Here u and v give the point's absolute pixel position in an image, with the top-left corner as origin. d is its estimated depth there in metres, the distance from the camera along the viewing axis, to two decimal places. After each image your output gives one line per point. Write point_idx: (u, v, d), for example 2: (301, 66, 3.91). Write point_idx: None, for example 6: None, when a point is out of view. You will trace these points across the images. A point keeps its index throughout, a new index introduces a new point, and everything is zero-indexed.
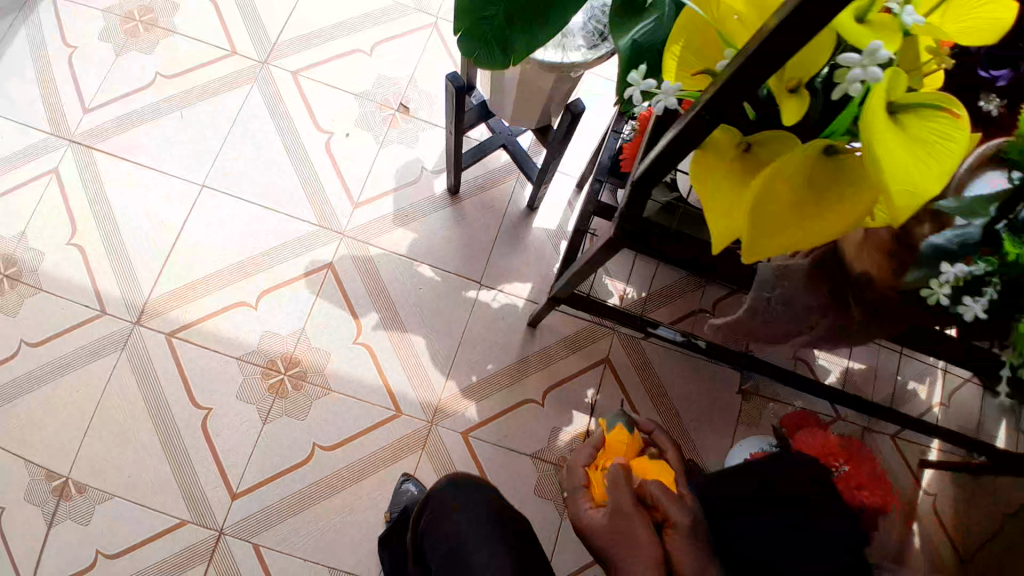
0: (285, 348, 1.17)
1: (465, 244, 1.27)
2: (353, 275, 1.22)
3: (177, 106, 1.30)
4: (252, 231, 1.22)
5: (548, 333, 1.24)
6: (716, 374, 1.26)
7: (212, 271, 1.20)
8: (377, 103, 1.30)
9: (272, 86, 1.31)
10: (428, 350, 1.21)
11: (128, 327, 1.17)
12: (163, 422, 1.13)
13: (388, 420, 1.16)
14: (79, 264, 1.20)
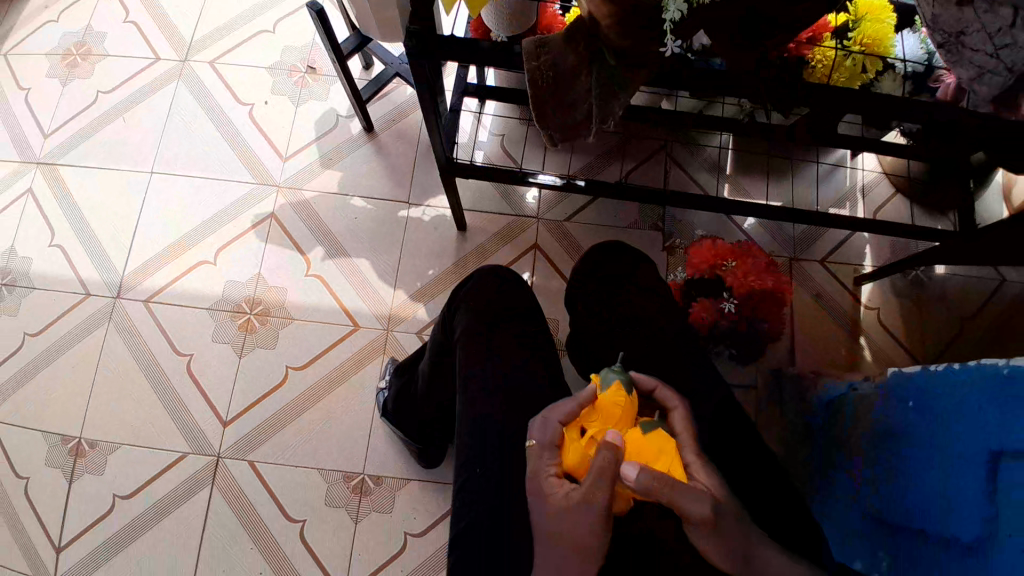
0: (246, 291, 1.31)
1: (389, 173, 1.39)
2: (295, 218, 1.36)
3: (119, 114, 1.45)
4: (202, 202, 1.38)
5: (479, 232, 1.35)
6: (640, 237, 1.35)
7: (173, 241, 1.36)
8: (287, 70, 1.46)
9: (195, 81, 1.46)
10: (373, 268, 1.32)
11: (111, 302, 1.33)
12: (154, 376, 1.28)
13: (347, 334, 1.28)
14: (61, 261, 1.37)
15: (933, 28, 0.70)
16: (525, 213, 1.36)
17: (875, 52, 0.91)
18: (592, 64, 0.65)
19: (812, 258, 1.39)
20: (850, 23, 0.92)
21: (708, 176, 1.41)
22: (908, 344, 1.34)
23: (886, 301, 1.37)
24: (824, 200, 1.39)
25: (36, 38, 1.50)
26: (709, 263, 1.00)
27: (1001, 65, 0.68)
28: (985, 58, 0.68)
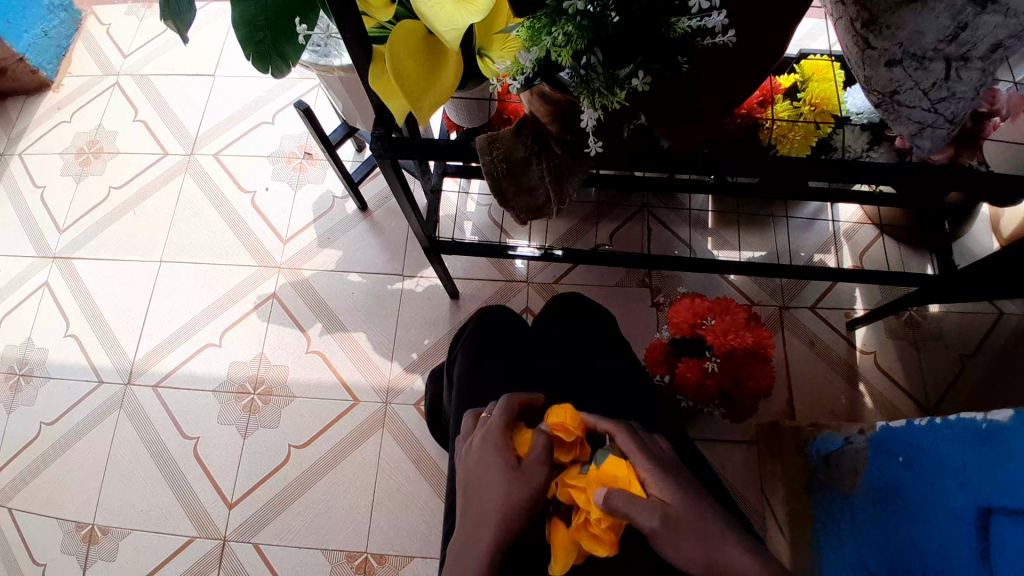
0: (250, 372, 1.36)
1: (383, 247, 1.44)
2: (296, 295, 1.41)
3: (130, 207, 1.54)
4: (207, 286, 1.44)
5: (471, 299, 1.39)
6: (629, 293, 1.38)
7: (180, 326, 1.42)
8: (285, 156, 1.54)
9: (200, 172, 1.55)
10: (370, 342, 1.36)
11: (122, 388, 1.38)
12: (163, 458, 1.32)
13: (348, 408, 1.31)
14: (76, 351, 1.43)
15: (869, 87, 0.71)
16: (514, 278, 1.40)
17: (825, 109, 0.93)
18: (541, 153, 0.70)
19: (802, 305, 1.40)
20: (800, 84, 0.97)
21: (690, 230, 1.45)
22: (909, 387, 1.34)
23: (881, 344, 1.37)
24: (806, 246, 1.42)
25: (52, 142, 1.62)
26: (695, 322, 1.02)
27: (941, 118, 0.69)
28: (924, 113, 0.69)
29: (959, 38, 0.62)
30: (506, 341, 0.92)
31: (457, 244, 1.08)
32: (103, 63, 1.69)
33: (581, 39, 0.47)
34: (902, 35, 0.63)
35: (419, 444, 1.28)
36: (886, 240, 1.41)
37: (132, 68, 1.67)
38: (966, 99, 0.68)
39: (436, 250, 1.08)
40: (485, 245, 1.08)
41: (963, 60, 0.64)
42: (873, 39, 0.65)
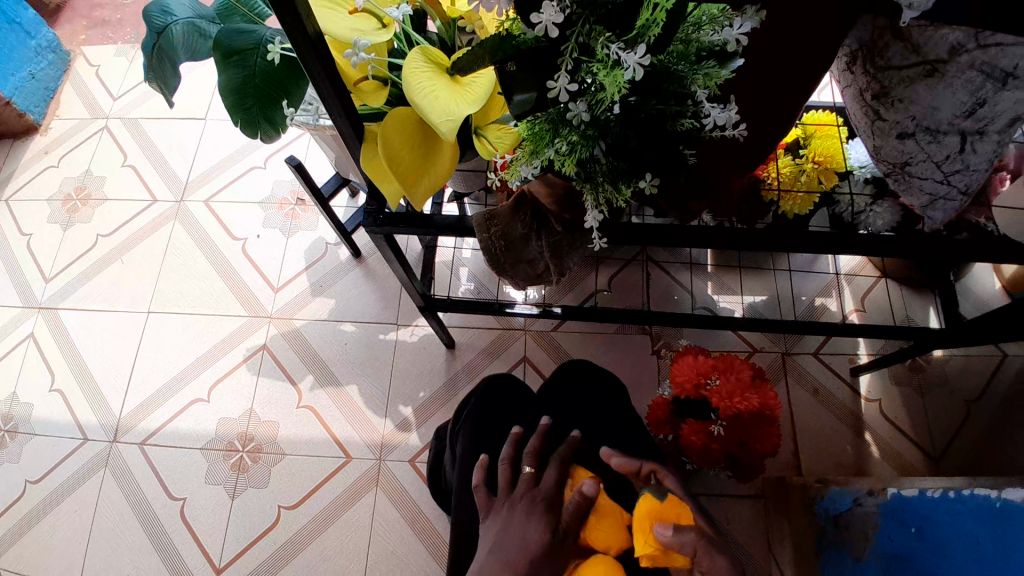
0: (240, 427, 1.32)
1: (377, 294, 1.41)
2: (286, 347, 1.38)
3: (118, 255, 1.50)
4: (196, 338, 1.40)
5: (467, 349, 1.35)
6: (628, 341, 1.35)
7: (168, 380, 1.38)
8: (278, 203, 1.51)
9: (190, 218, 1.52)
10: (363, 395, 1.32)
11: (108, 445, 1.34)
12: (149, 519, 1.27)
13: (340, 466, 1.27)
14: (60, 406, 1.38)
15: (877, 157, 0.69)
16: (511, 326, 1.37)
17: (828, 167, 0.92)
18: (541, 230, 0.67)
19: (805, 351, 1.38)
20: (802, 140, 0.96)
21: (689, 274, 1.42)
22: (915, 435, 1.31)
23: (886, 392, 1.34)
24: (808, 290, 1.40)
25: (38, 188, 1.59)
26: (698, 383, 0.99)
27: (955, 191, 0.67)
28: (936, 185, 0.67)
29: (976, 113, 0.61)
30: (513, 411, 0.89)
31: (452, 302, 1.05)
32: (91, 106, 1.66)
33: (586, 148, 0.45)
34: (915, 108, 0.62)
35: (414, 503, 1.24)
36: (888, 282, 1.39)
37: (121, 112, 1.65)
38: (979, 171, 0.65)
39: (431, 308, 1.05)
40: (482, 303, 1.05)
41: (978, 135, 0.62)
42: (883, 112, 0.64)
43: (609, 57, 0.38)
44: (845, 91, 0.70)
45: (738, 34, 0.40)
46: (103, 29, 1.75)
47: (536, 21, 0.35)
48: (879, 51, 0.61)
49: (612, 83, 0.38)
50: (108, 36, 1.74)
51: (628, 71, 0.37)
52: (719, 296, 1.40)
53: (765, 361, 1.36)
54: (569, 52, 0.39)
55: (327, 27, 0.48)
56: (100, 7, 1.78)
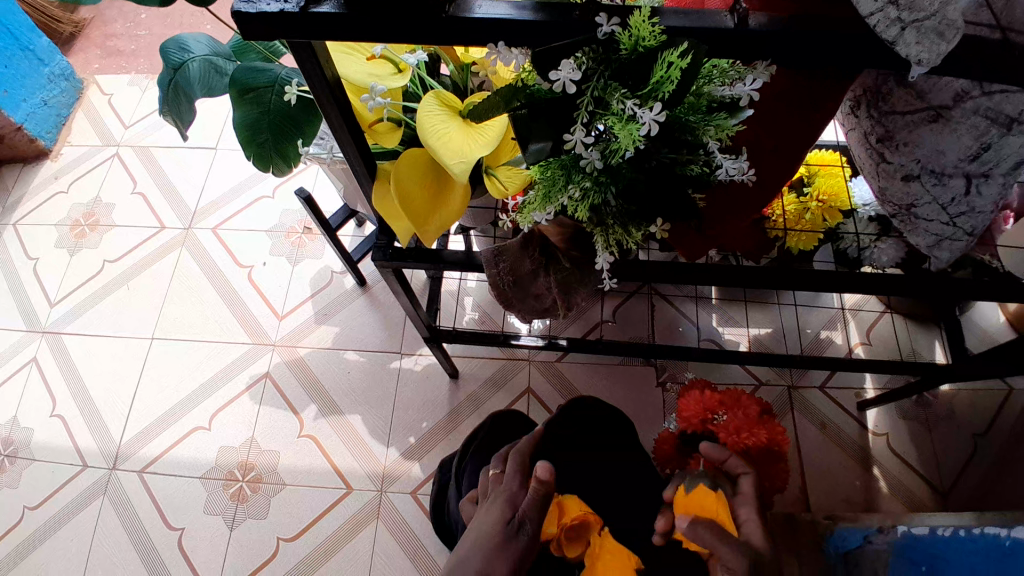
0: (241, 457, 1.31)
1: (381, 323, 1.41)
2: (289, 376, 1.37)
3: (124, 281, 1.51)
4: (200, 365, 1.40)
5: (471, 379, 1.35)
6: (633, 372, 1.35)
7: (170, 407, 1.37)
8: (285, 231, 1.52)
9: (197, 246, 1.53)
10: (365, 425, 1.32)
11: (107, 473, 1.32)
12: (146, 549, 1.25)
13: (340, 497, 1.26)
14: (61, 432, 1.37)
15: (884, 199, 0.71)
16: (516, 356, 1.37)
17: (833, 205, 0.94)
18: (549, 265, 0.68)
19: (811, 385, 1.37)
20: (806, 178, 0.97)
21: (694, 306, 1.42)
22: (923, 471, 1.29)
23: (893, 427, 1.33)
24: (812, 322, 1.40)
25: (48, 213, 1.61)
26: (703, 416, 0.98)
27: (960, 231, 0.68)
28: (942, 227, 0.68)
29: (981, 158, 0.62)
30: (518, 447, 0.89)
31: (459, 334, 1.05)
32: (103, 134, 1.69)
33: (598, 194, 0.46)
34: (920, 153, 0.63)
35: (415, 536, 1.22)
36: (892, 316, 1.39)
37: (132, 140, 1.67)
38: (985, 213, 0.66)
39: (436, 339, 1.05)
40: (488, 335, 1.05)
41: (984, 178, 0.63)
42: (888, 155, 0.66)
43: (624, 111, 0.39)
44: (850, 135, 0.71)
45: (749, 90, 0.41)
46: (117, 60, 1.79)
47: (554, 77, 0.36)
48: (884, 95, 0.63)
49: (627, 137, 0.39)
50: (122, 67, 1.78)
51: (644, 128, 0.38)
52: (723, 328, 1.40)
53: (769, 394, 1.36)
54: (585, 105, 0.40)
55: (345, 72, 0.50)
56: (116, 39, 1.82)
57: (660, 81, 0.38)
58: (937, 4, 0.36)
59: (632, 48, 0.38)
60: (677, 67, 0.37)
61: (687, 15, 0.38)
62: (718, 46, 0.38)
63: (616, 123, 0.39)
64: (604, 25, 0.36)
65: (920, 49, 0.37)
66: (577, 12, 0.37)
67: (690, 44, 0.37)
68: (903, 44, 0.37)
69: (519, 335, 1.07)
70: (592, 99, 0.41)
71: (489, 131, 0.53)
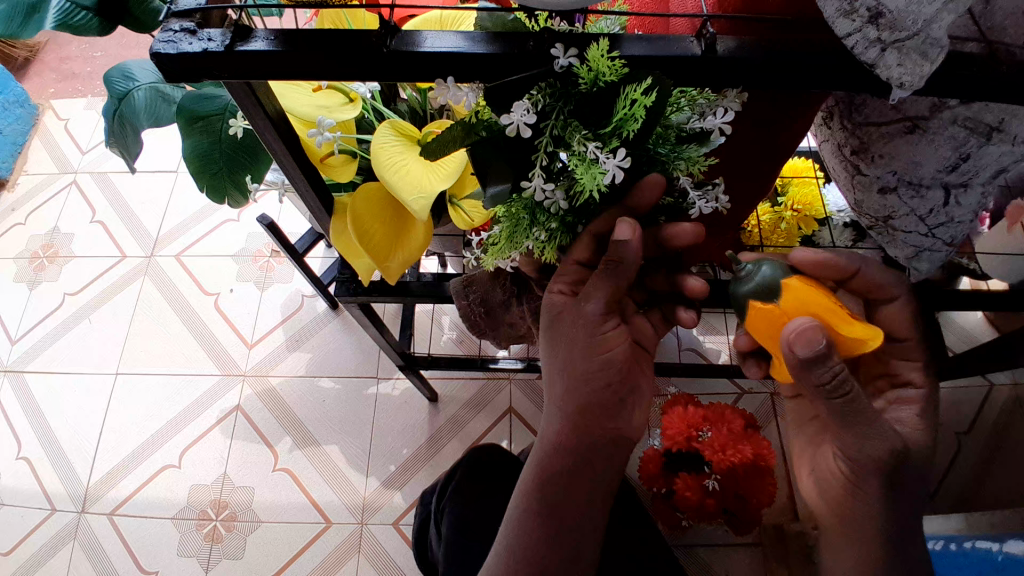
0: (214, 495, 1.25)
1: (355, 347, 1.37)
2: (261, 409, 1.32)
3: (86, 314, 1.44)
4: (168, 399, 1.34)
5: (450, 401, 1.30)
6: None
7: (138, 445, 1.31)
8: (252, 256, 1.47)
9: (161, 274, 1.47)
10: (343, 455, 1.27)
11: (75, 516, 1.25)
12: None
13: (320, 532, 1.21)
14: (27, 475, 1.30)
15: (862, 211, 0.70)
16: (495, 376, 1.33)
17: (808, 215, 0.92)
18: (522, 294, 0.65)
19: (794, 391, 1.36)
20: (780, 187, 0.95)
21: None
22: None
23: None
24: None
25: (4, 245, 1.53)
26: (689, 433, 0.96)
27: (938, 242, 0.68)
28: (920, 238, 0.68)
29: (960, 168, 0.60)
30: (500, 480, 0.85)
31: (435, 361, 1.02)
32: (60, 160, 1.62)
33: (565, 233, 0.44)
34: (897, 164, 0.62)
35: (399, 568, 1.18)
36: None
37: (90, 167, 1.60)
38: (964, 222, 0.66)
39: (412, 365, 1.01)
40: (465, 361, 1.02)
41: (963, 187, 0.62)
42: (863, 167, 0.65)
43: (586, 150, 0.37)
44: (825, 146, 0.70)
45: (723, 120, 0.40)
46: (73, 84, 1.72)
47: (506, 121, 0.34)
48: (858, 105, 0.62)
49: (589, 180, 0.36)
50: (78, 90, 1.71)
51: (608, 174, 0.36)
52: (705, 337, 1.38)
53: (753, 403, 1.34)
54: (545, 143, 0.38)
55: (291, 106, 0.47)
56: (71, 62, 1.76)
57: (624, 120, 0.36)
58: (921, 23, 0.35)
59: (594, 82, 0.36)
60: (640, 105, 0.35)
61: (652, 40, 0.36)
62: (685, 74, 0.36)
63: (575, 162, 0.37)
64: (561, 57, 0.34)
65: (902, 71, 0.35)
66: (533, 42, 0.35)
67: (652, 78, 0.35)
68: (884, 66, 0.36)
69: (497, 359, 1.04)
70: (551, 138, 0.39)
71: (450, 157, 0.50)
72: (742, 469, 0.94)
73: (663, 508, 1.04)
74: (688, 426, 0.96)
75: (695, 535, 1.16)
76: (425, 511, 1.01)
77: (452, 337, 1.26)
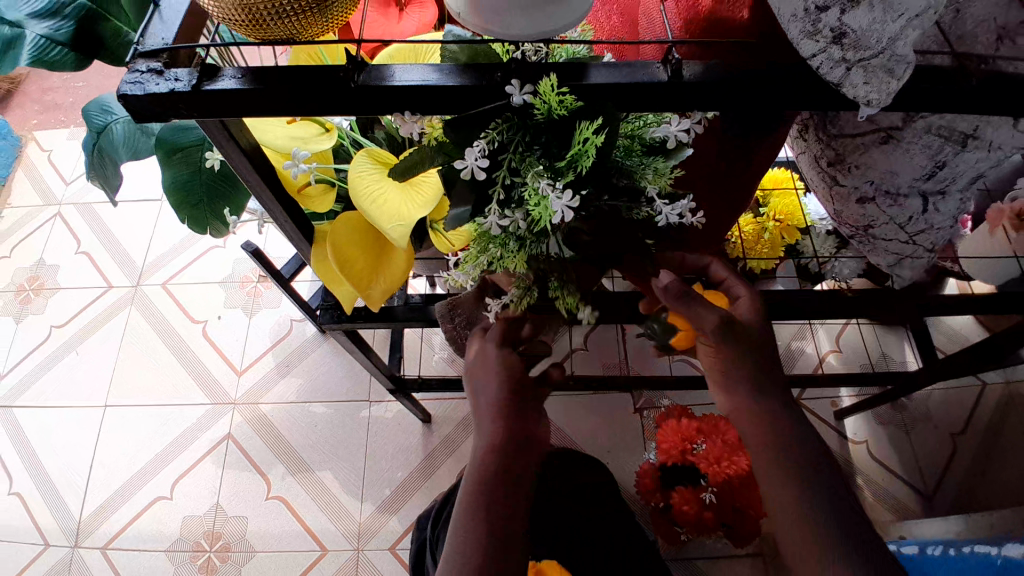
0: (207, 526, 1.23)
1: (345, 370, 1.36)
2: (253, 437, 1.30)
3: (73, 346, 1.42)
4: (158, 430, 1.33)
5: (444, 422, 1.29)
6: (609, 401, 1.31)
7: (130, 477, 1.29)
8: (239, 282, 1.47)
9: (148, 303, 1.46)
10: (337, 480, 1.26)
11: (68, 552, 1.23)
12: None
13: (316, 560, 1.19)
14: (17, 512, 1.28)
15: (841, 220, 0.71)
16: None
17: (791, 224, 0.94)
18: None
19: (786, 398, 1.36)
20: (761, 198, 0.96)
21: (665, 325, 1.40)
22: (907, 476, 1.29)
23: (873, 433, 1.32)
24: (784, 334, 1.40)
25: None
26: (686, 444, 0.96)
27: (920, 248, 0.68)
28: (902, 245, 0.68)
29: (936, 176, 0.61)
30: None
31: (427, 383, 1.01)
32: (44, 192, 1.61)
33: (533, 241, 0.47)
34: (874, 173, 0.62)
35: None
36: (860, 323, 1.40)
37: (75, 197, 1.60)
38: (944, 228, 0.66)
39: (403, 388, 1.01)
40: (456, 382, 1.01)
41: (941, 195, 0.63)
42: (841, 178, 0.65)
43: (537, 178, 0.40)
44: (802, 157, 0.71)
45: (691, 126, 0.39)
46: (57, 115, 1.72)
47: (461, 165, 0.38)
48: (832, 118, 0.62)
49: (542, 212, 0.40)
50: (61, 121, 1.71)
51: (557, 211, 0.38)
52: None
53: None
54: (503, 174, 0.42)
55: (265, 140, 0.47)
56: (54, 93, 1.75)
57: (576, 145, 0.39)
58: (886, 40, 0.35)
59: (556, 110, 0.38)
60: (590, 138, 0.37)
61: (619, 67, 0.36)
62: (653, 100, 0.36)
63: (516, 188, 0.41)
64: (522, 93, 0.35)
65: (868, 90, 0.36)
66: (500, 73, 0.36)
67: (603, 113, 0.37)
68: (850, 84, 0.36)
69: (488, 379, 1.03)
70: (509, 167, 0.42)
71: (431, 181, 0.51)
72: (737, 481, 0.93)
73: (661, 521, 1.04)
74: (685, 437, 0.96)
75: (695, 548, 1.15)
76: (421, 535, 1.00)
77: (444, 356, 1.25)
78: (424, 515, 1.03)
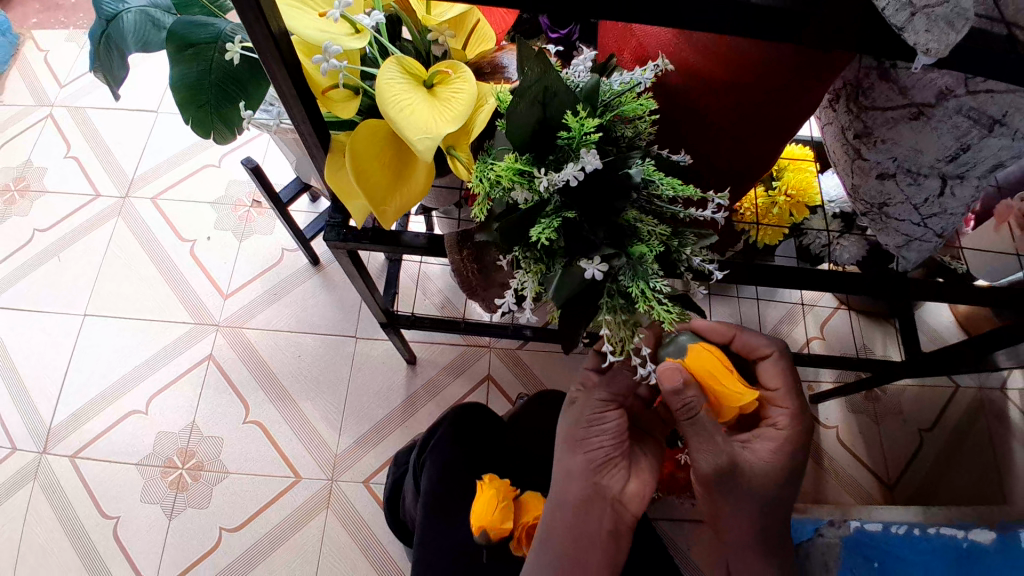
0: (180, 444, 1.23)
1: (335, 304, 1.34)
2: (234, 361, 1.29)
3: (54, 253, 1.38)
4: (140, 344, 1.31)
5: (428, 366, 1.29)
6: None
7: (105, 388, 1.27)
8: (232, 204, 1.43)
9: (135, 218, 1.42)
10: (317, 413, 1.25)
11: (37, 457, 1.22)
12: (80, 541, 1.17)
13: (288, 486, 1.20)
14: None
15: (856, 197, 0.71)
16: (475, 343, 1.31)
17: (800, 200, 0.93)
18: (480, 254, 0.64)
19: None
20: (775, 170, 0.95)
21: None
22: (871, 464, 1.32)
23: (844, 419, 1.35)
24: (773, 318, 1.42)
25: None
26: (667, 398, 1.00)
27: (929, 232, 0.69)
28: (912, 227, 0.69)
29: (959, 159, 0.61)
30: (481, 452, 0.86)
31: (419, 320, 1.01)
32: (36, 92, 1.54)
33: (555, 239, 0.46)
34: (897, 151, 0.63)
35: (368, 528, 1.17)
36: (847, 311, 1.42)
37: (68, 101, 1.53)
38: (955, 215, 0.67)
39: (394, 320, 0.99)
40: (443, 322, 1.00)
41: (959, 179, 0.63)
42: (865, 151, 0.65)
43: (668, 238, 0.50)
44: (826, 130, 0.71)
45: (645, 79, 0.48)
46: (55, 14, 1.63)
47: (557, 179, 0.43)
48: (865, 90, 0.62)
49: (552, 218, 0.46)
50: (59, 20, 1.62)
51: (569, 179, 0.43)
52: None
53: None
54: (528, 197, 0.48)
55: (295, 28, 0.45)
56: None
57: (640, 196, 0.50)
58: None
59: (572, 137, 0.46)
60: (669, 193, 0.49)
61: None
62: (714, 17, 0.37)
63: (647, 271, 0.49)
64: (571, 170, 0.43)
65: (929, 38, 0.36)
66: None
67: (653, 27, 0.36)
68: (912, 31, 0.36)
69: (472, 321, 1.01)
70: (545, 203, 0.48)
71: (464, 92, 0.50)
72: None
73: None
74: None
75: (660, 508, 1.15)
76: (403, 458, 1.02)
77: (439, 302, 1.23)
78: (405, 448, 1.04)
